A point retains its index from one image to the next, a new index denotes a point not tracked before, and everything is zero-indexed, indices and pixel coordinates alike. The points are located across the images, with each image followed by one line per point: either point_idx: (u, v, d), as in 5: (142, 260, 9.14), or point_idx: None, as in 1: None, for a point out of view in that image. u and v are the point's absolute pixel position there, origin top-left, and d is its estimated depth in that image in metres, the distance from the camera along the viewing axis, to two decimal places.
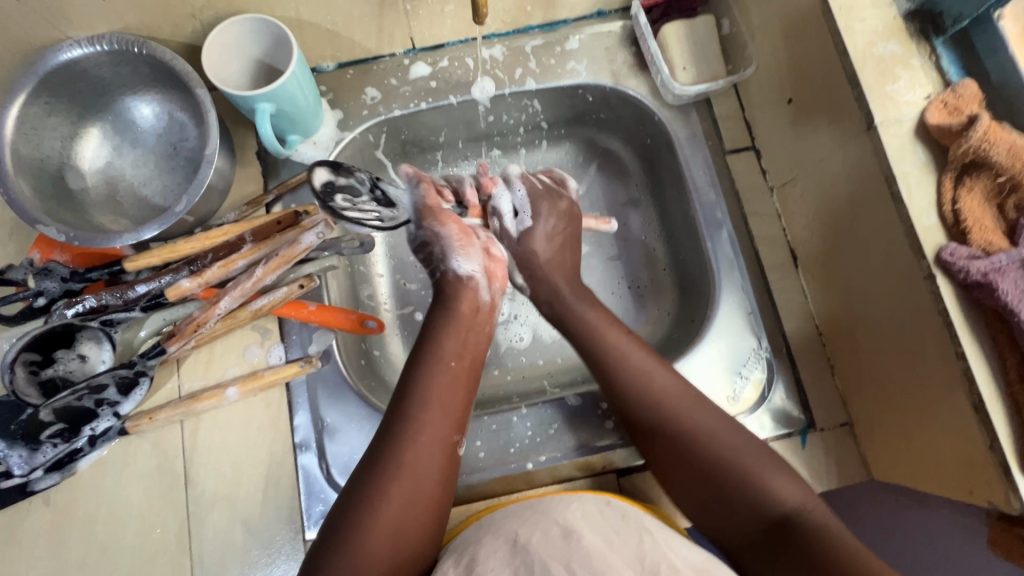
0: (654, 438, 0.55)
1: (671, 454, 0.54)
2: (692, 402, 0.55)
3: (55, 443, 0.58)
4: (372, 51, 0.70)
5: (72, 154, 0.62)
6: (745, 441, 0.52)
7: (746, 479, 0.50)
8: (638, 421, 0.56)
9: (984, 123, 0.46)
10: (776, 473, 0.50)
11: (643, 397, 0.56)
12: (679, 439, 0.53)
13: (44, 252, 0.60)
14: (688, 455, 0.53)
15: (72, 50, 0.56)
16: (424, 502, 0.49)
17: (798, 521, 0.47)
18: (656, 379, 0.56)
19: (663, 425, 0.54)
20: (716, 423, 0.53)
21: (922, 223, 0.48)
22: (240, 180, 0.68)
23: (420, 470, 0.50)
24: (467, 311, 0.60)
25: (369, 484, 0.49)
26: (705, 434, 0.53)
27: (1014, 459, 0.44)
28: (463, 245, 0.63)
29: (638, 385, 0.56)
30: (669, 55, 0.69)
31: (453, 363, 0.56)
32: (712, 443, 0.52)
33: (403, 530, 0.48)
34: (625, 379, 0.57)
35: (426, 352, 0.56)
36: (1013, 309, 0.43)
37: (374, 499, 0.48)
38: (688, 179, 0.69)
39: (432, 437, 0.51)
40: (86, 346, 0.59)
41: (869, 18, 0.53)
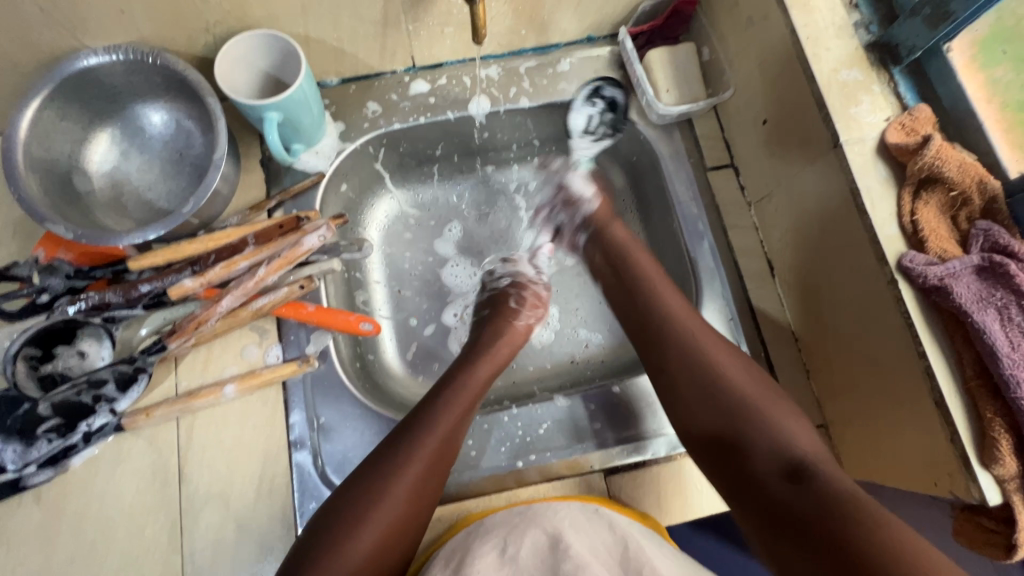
0: (688, 389, 0.57)
1: (700, 401, 0.56)
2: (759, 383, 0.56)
3: (51, 438, 0.58)
4: (375, 68, 0.74)
5: (80, 157, 0.64)
6: (763, 389, 0.56)
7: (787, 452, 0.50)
8: (676, 373, 0.59)
9: (937, 142, 0.51)
10: (794, 421, 0.53)
11: (677, 345, 0.60)
12: (709, 388, 0.56)
13: (49, 250, 0.61)
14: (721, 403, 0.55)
15: (89, 59, 0.59)
16: (439, 466, 0.54)
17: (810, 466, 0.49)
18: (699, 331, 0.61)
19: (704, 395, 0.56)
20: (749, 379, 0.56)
21: (885, 233, 0.53)
22: (243, 186, 0.70)
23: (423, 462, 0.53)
24: (516, 326, 0.69)
25: (389, 450, 0.54)
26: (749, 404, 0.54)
27: (972, 451, 0.47)
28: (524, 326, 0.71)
29: (677, 334, 0.61)
30: (654, 78, 0.74)
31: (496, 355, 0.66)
32: (737, 391, 0.55)
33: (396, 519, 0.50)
34: (671, 329, 0.61)
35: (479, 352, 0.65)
36: (967, 310, 0.47)
37: (406, 455, 0.53)
38: (671, 193, 0.73)
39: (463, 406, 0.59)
40: (86, 343, 0.60)
41: (834, 47, 0.58)
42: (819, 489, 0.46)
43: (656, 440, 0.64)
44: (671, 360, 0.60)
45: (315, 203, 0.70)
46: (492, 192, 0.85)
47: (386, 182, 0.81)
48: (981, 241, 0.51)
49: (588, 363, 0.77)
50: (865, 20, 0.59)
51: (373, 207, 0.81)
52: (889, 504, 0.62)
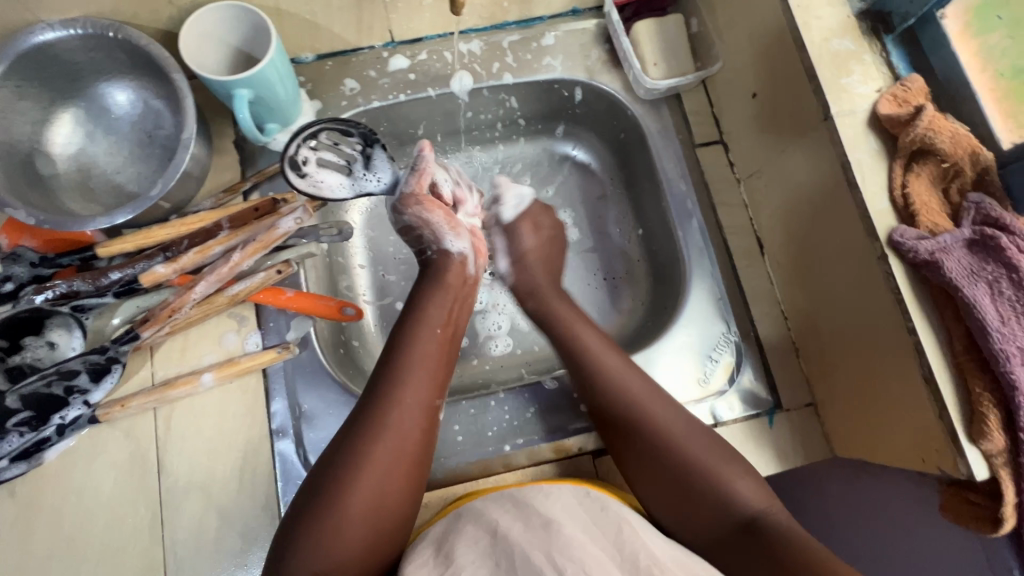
0: (636, 457, 0.55)
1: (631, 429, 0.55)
2: (664, 403, 0.56)
3: (21, 432, 0.56)
4: (351, 43, 0.71)
5: (42, 139, 0.61)
6: (700, 436, 0.54)
7: (716, 484, 0.51)
8: (632, 440, 0.55)
9: (929, 113, 0.50)
10: (742, 476, 0.52)
11: (624, 410, 0.56)
12: (656, 448, 0.54)
13: (12, 236, 0.59)
14: (671, 461, 0.53)
15: (44, 33, 0.56)
16: (401, 475, 0.49)
17: (764, 523, 0.49)
18: (636, 386, 0.57)
19: (631, 421, 0.55)
20: (686, 430, 0.54)
21: (875, 208, 0.51)
22: (217, 168, 0.68)
23: (407, 422, 0.51)
24: (455, 282, 0.61)
25: (350, 455, 0.48)
26: (674, 434, 0.54)
27: (961, 427, 0.47)
28: (449, 222, 0.63)
29: (621, 393, 0.56)
30: (641, 52, 0.72)
31: (440, 329, 0.57)
32: (680, 442, 0.53)
33: (384, 497, 0.48)
34: (615, 398, 0.57)
35: (411, 318, 0.57)
36: (958, 285, 0.46)
37: (378, 426, 0.50)
38: (659, 171, 0.72)
39: (414, 402, 0.52)
40: (56, 333, 0.58)
41: (825, 16, 0.56)
42: (776, 543, 0.47)
43: None
44: (616, 432, 0.56)
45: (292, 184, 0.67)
46: (477, 172, 0.82)
47: None
48: (972, 214, 0.49)
49: None
50: None
51: None
52: (877, 480, 0.62)
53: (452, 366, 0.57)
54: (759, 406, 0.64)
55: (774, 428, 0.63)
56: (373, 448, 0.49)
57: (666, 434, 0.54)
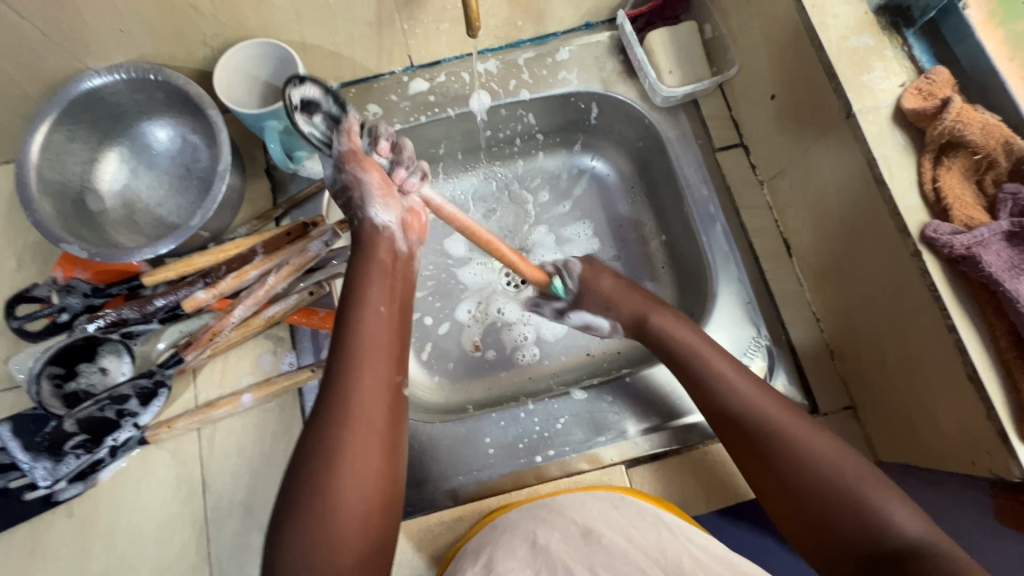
0: (773, 484, 0.50)
1: (760, 454, 0.51)
2: (801, 420, 0.51)
3: (78, 454, 0.59)
4: (372, 70, 0.74)
5: (91, 177, 0.65)
6: (850, 460, 0.48)
7: (861, 508, 0.45)
8: (768, 458, 0.50)
9: (956, 105, 0.49)
10: (890, 496, 0.45)
11: (751, 429, 0.52)
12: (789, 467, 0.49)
13: (66, 269, 0.62)
14: (818, 486, 0.47)
15: (93, 80, 0.60)
16: (374, 460, 0.48)
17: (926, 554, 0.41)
18: (771, 408, 0.52)
19: (757, 433, 0.52)
20: (833, 452, 0.49)
21: (905, 204, 0.50)
22: (250, 196, 0.71)
23: (368, 402, 0.49)
24: (385, 258, 0.57)
25: (318, 441, 0.47)
26: (813, 458, 0.49)
27: (1012, 427, 0.45)
28: (382, 187, 0.57)
29: (745, 409, 0.53)
30: (655, 60, 0.72)
31: (387, 304, 0.55)
32: (824, 464, 0.48)
33: (363, 480, 0.47)
34: (754, 416, 0.52)
35: (352, 296, 0.54)
36: (999, 279, 0.45)
37: (339, 409, 0.48)
38: (680, 177, 0.72)
39: (372, 382, 0.50)
40: (107, 359, 0.62)
41: (842, 13, 0.56)
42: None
43: (677, 428, 0.63)
44: (750, 456, 0.52)
45: (321, 208, 0.70)
46: (497, 189, 0.84)
47: None
48: (1009, 207, 0.48)
49: (605, 355, 0.77)
50: None
51: None
52: None
53: (404, 339, 0.55)
54: None
55: None
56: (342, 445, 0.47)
57: (805, 455, 0.49)
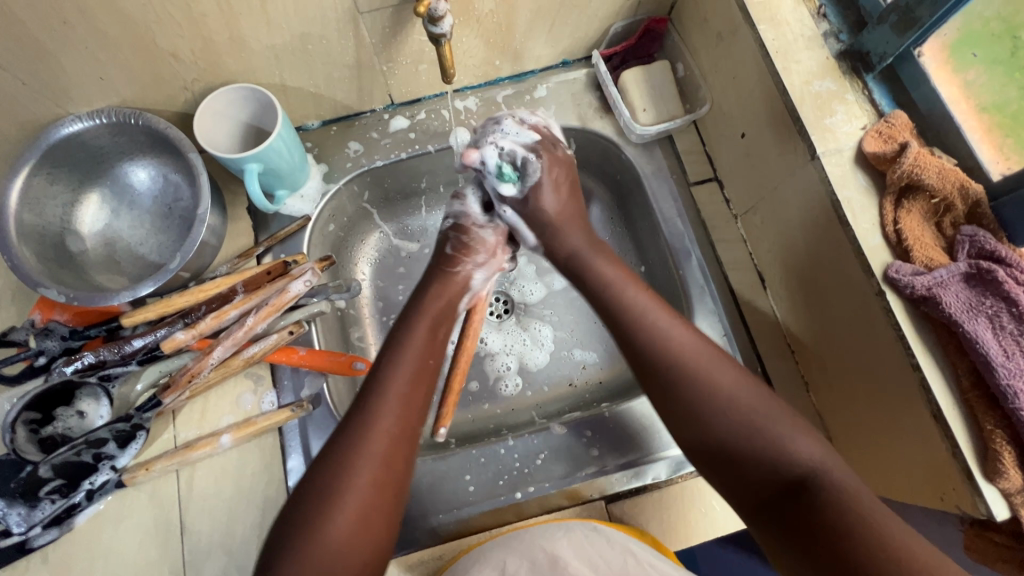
0: (675, 410, 0.52)
1: (674, 382, 0.52)
2: (711, 355, 0.53)
3: (53, 499, 0.59)
4: (353, 108, 0.75)
5: (72, 219, 0.66)
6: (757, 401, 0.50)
7: (761, 434, 0.48)
8: (675, 394, 0.52)
9: (913, 150, 0.51)
10: (794, 432, 0.48)
11: (668, 367, 0.52)
12: (696, 396, 0.51)
13: (45, 312, 0.63)
14: (722, 412, 0.50)
15: (73, 125, 0.61)
16: (397, 464, 0.50)
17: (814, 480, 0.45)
18: (688, 342, 0.53)
19: (663, 355, 0.53)
20: (731, 381, 0.51)
21: (868, 244, 0.52)
22: (232, 235, 0.71)
23: (400, 409, 0.53)
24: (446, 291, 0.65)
25: (352, 429, 0.51)
26: (719, 387, 0.51)
27: (975, 465, 0.46)
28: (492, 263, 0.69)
29: (654, 332, 0.54)
30: (630, 97, 0.74)
31: (425, 359, 0.57)
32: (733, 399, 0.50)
33: (382, 481, 0.49)
34: (670, 341, 0.54)
35: (412, 313, 0.61)
36: (958, 320, 0.46)
37: (375, 404, 0.52)
38: (656, 211, 0.73)
39: (410, 391, 0.54)
40: (85, 402, 0.61)
41: (805, 59, 0.58)
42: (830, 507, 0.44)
43: (655, 464, 0.63)
44: (657, 377, 0.53)
45: (302, 246, 0.71)
46: None
47: (374, 218, 0.82)
48: (967, 247, 0.49)
49: (586, 385, 0.78)
50: (834, 29, 0.59)
51: (363, 243, 0.82)
52: None
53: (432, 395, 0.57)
54: None
55: None
56: (350, 479, 0.48)
57: (711, 384, 0.51)
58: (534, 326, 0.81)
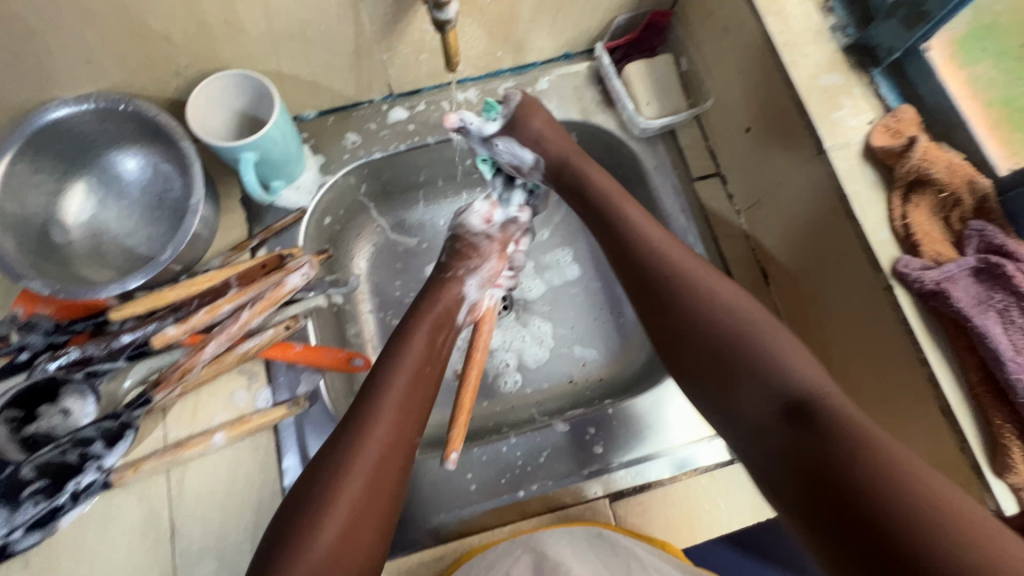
0: (677, 327, 0.54)
1: (673, 302, 0.55)
2: (711, 276, 0.56)
3: (36, 500, 0.56)
4: (352, 98, 0.73)
5: (57, 209, 0.63)
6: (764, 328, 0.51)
7: (760, 357, 0.50)
8: (675, 314, 0.55)
9: (922, 144, 0.51)
10: (795, 355, 0.50)
11: (674, 288, 0.55)
12: (695, 314, 0.54)
13: (28, 306, 0.59)
14: (727, 332, 0.52)
15: (58, 110, 0.58)
16: (391, 469, 0.49)
17: (814, 401, 0.46)
18: (688, 263, 0.56)
19: (665, 275, 0.56)
20: (736, 301, 0.53)
21: (877, 238, 0.52)
22: (225, 227, 0.69)
23: (399, 413, 0.52)
24: (443, 311, 0.62)
25: (349, 435, 0.49)
26: (723, 309, 0.53)
27: (984, 460, 0.46)
28: (491, 275, 0.68)
29: (657, 255, 0.57)
30: (633, 90, 0.73)
31: (422, 366, 0.56)
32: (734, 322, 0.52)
33: (375, 485, 0.48)
34: (670, 260, 0.57)
35: (410, 322, 0.60)
36: (967, 315, 0.46)
37: (373, 408, 0.51)
38: (659, 206, 0.72)
39: (408, 397, 0.53)
40: (70, 400, 0.59)
41: (812, 52, 0.57)
42: (828, 423, 0.44)
43: (659, 462, 0.62)
44: (660, 293, 0.56)
45: (298, 239, 0.69)
46: None
47: (370, 212, 0.80)
48: (975, 242, 0.49)
49: (587, 382, 0.77)
50: (841, 23, 0.59)
51: (361, 237, 0.80)
52: None
53: (432, 401, 0.56)
54: None
55: None
56: (342, 488, 0.46)
57: (710, 301, 0.54)
58: (534, 322, 0.80)
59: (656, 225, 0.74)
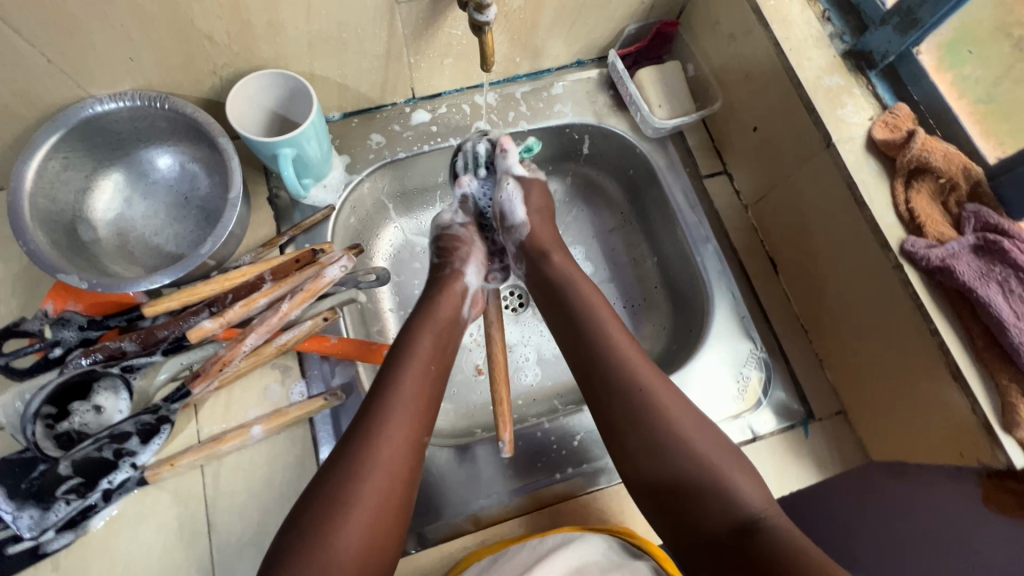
0: (621, 420, 0.53)
1: (629, 421, 0.53)
2: (663, 384, 0.54)
3: (69, 499, 0.55)
4: (376, 101, 0.75)
5: (85, 206, 0.63)
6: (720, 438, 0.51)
7: (713, 481, 0.49)
8: (616, 413, 0.53)
9: (921, 136, 0.56)
10: (743, 479, 0.49)
11: (615, 381, 0.54)
12: (642, 412, 0.52)
13: (58, 302, 0.59)
14: (663, 434, 0.51)
15: (95, 107, 0.59)
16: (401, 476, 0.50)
17: (764, 525, 0.46)
18: (634, 360, 0.55)
19: (612, 369, 0.55)
20: (673, 400, 0.53)
21: (884, 221, 0.56)
22: (254, 225, 0.70)
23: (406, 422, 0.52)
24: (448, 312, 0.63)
25: (358, 442, 0.50)
26: (664, 410, 0.52)
27: (994, 418, 0.50)
28: (479, 262, 0.70)
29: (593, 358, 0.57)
30: (645, 94, 0.77)
31: (428, 366, 0.57)
32: (686, 439, 0.51)
33: (386, 494, 0.48)
34: (604, 352, 0.56)
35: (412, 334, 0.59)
36: (971, 287, 0.51)
37: (382, 415, 0.51)
38: (671, 203, 0.76)
39: (413, 409, 0.53)
40: (103, 396, 0.58)
41: (815, 56, 0.63)
42: (775, 551, 0.44)
43: None
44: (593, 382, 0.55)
45: (327, 235, 0.70)
46: None
47: (389, 212, 0.82)
48: (973, 222, 0.54)
49: None
50: (838, 31, 0.64)
51: (380, 237, 0.81)
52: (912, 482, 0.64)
53: (437, 404, 0.57)
54: (793, 417, 0.67)
55: (809, 438, 0.66)
56: (360, 489, 0.47)
57: (657, 412, 0.52)
58: None
59: (669, 221, 0.78)
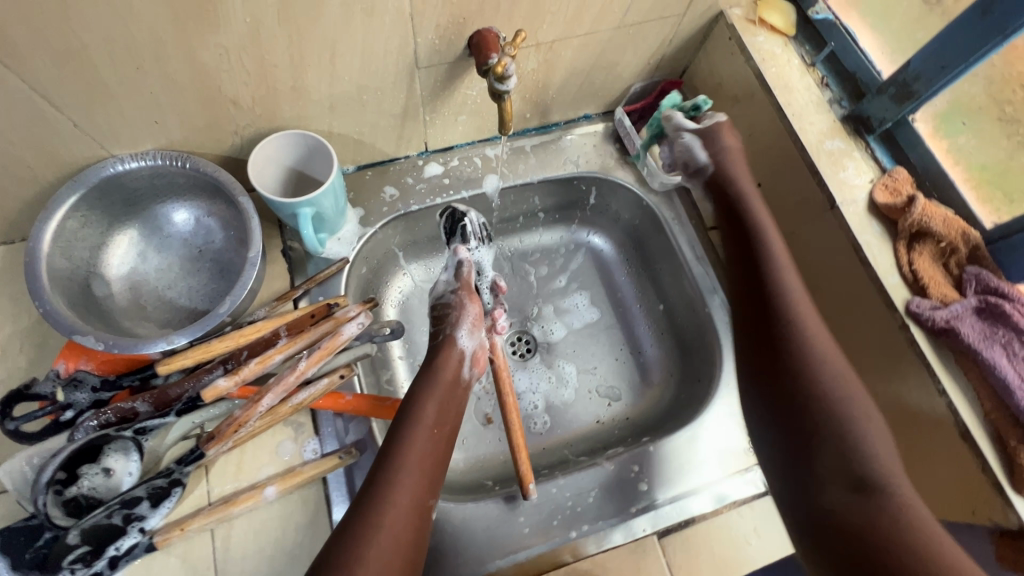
0: (809, 387, 0.56)
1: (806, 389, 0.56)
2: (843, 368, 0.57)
3: (74, 569, 0.53)
4: (389, 154, 0.77)
5: (100, 262, 0.63)
6: (885, 440, 0.52)
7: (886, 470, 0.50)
8: (799, 385, 0.56)
9: (921, 202, 0.59)
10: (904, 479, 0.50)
11: (805, 354, 0.57)
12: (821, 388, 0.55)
13: (70, 361, 0.59)
14: (838, 416, 0.53)
15: (116, 166, 0.59)
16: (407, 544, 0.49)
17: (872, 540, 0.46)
18: (821, 340, 0.59)
19: (810, 346, 0.58)
20: (848, 382, 0.56)
21: (889, 282, 0.59)
22: (268, 278, 0.70)
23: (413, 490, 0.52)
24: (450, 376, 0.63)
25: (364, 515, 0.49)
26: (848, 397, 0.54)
27: (1005, 479, 0.51)
28: (474, 322, 0.68)
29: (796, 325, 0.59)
30: (651, 149, 0.80)
31: (434, 429, 0.57)
32: (867, 431, 0.52)
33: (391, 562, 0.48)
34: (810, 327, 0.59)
35: (415, 399, 0.59)
36: (976, 348, 0.53)
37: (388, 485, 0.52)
38: (678, 254, 0.79)
39: (420, 477, 0.53)
40: (113, 459, 0.56)
41: (817, 121, 0.66)
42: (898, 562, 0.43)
43: (700, 495, 0.66)
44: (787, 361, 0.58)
45: (341, 288, 0.71)
46: (508, 269, 0.87)
47: (399, 260, 0.83)
48: (974, 284, 0.57)
49: (613, 422, 0.79)
50: (837, 97, 0.68)
51: (389, 285, 0.82)
52: None
53: (443, 467, 0.57)
54: None
55: None
56: (357, 571, 0.46)
57: (832, 391, 0.55)
58: (559, 364, 0.83)
59: (676, 271, 0.80)
